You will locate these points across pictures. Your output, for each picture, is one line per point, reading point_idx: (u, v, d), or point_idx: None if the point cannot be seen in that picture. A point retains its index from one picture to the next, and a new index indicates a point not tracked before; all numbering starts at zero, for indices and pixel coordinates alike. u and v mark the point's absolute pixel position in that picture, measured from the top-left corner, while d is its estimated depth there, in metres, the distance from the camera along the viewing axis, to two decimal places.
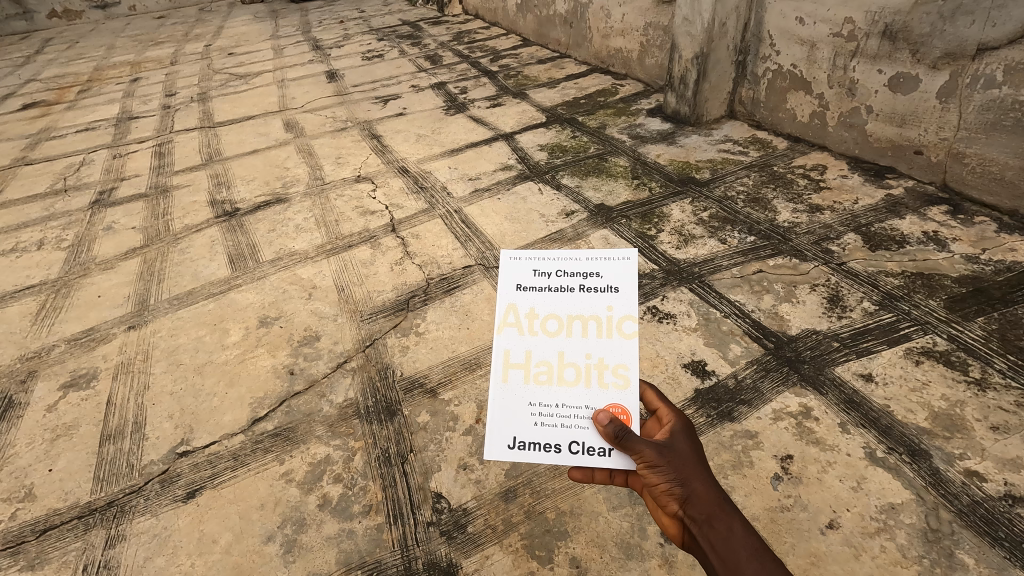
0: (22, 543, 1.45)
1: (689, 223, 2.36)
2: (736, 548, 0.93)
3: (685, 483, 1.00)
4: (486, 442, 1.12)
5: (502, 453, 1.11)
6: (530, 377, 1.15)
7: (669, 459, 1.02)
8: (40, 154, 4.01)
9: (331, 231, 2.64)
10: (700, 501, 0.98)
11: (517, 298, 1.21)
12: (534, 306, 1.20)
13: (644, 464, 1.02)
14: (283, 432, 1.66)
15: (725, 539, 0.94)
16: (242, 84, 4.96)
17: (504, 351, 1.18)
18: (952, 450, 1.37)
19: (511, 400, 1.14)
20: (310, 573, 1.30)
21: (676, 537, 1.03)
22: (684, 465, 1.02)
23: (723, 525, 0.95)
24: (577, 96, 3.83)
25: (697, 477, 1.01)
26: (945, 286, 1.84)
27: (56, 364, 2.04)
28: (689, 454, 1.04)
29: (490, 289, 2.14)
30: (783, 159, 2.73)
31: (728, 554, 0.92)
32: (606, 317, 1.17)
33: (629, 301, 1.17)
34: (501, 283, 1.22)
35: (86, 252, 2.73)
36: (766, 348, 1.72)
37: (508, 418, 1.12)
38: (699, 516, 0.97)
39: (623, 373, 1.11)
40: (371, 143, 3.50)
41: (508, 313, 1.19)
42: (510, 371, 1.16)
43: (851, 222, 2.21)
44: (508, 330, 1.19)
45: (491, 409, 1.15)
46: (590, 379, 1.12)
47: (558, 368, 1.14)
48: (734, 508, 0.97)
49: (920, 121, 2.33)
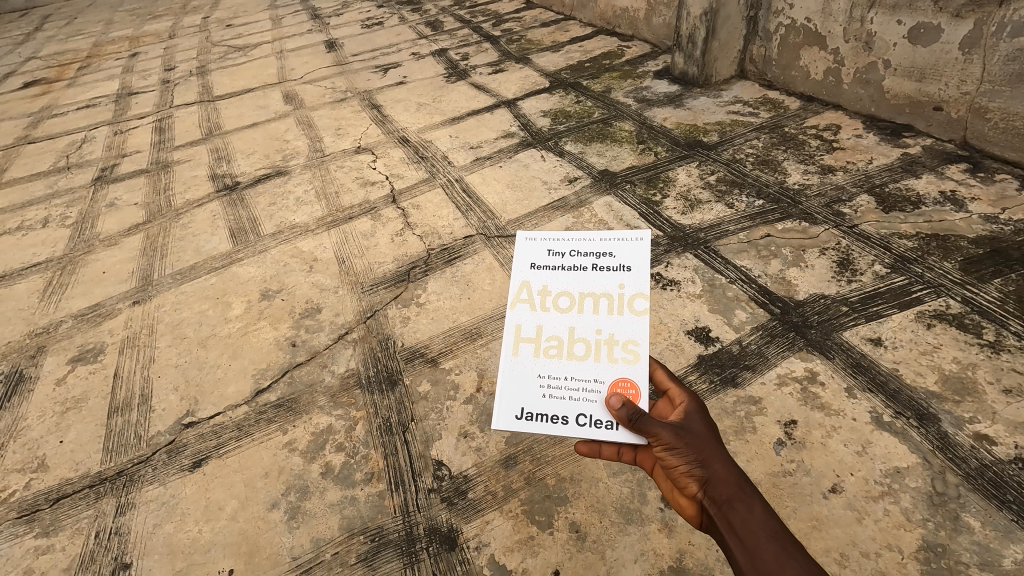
0: (37, 511, 1.48)
1: (696, 188, 2.30)
2: (757, 529, 0.87)
3: (706, 464, 0.94)
4: (494, 412, 1.12)
5: (509, 423, 1.10)
6: (540, 351, 1.16)
7: (687, 440, 0.96)
8: (42, 133, 3.99)
9: (332, 203, 2.60)
10: (720, 483, 0.93)
11: (531, 277, 1.25)
12: (547, 284, 1.23)
13: (661, 446, 0.97)
14: (285, 402, 1.67)
15: (746, 520, 0.88)
16: (241, 57, 4.87)
17: (516, 325, 1.20)
18: (962, 414, 1.34)
19: (521, 373, 1.14)
20: (314, 539, 1.32)
21: (693, 519, 0.98)
22: (702, 446, 0.96)
23: (744, 505, 0.90)
24: (582, 59, 3.70)
25: (716, 458, 0.96)
26: (961, 247, 1.78)
27: (64, 339, 2.07)
28: (706, 435, 0.98)
29: (491, 259, 2.11)
30: (795, 120, 2.63)
31: (748, 536, 0.87)
32: (618, 295, 1.18)
33: (640, 279, 1.19)
34: (516, 262, 1.27)
35: (90, 229, 2.74)
36: (772, 313, 1.68)
37: (517, 389, 1.13)
38: (719, 497, 0.92)
39: (633, 348, 1.11)
40: (371, 113, 3.43)
41: (522, 288, 1.22)
42: (522, 344, 1.18)
43: (865, 183, 2.13)
44: (522, 305, 1.22)
45: (501, 380, 1.15)
46: (599, 354, 1.12)
47: (568, 342, 1.15)
48: (755, 489, 0.91)
49: (940, 75, 2.22)
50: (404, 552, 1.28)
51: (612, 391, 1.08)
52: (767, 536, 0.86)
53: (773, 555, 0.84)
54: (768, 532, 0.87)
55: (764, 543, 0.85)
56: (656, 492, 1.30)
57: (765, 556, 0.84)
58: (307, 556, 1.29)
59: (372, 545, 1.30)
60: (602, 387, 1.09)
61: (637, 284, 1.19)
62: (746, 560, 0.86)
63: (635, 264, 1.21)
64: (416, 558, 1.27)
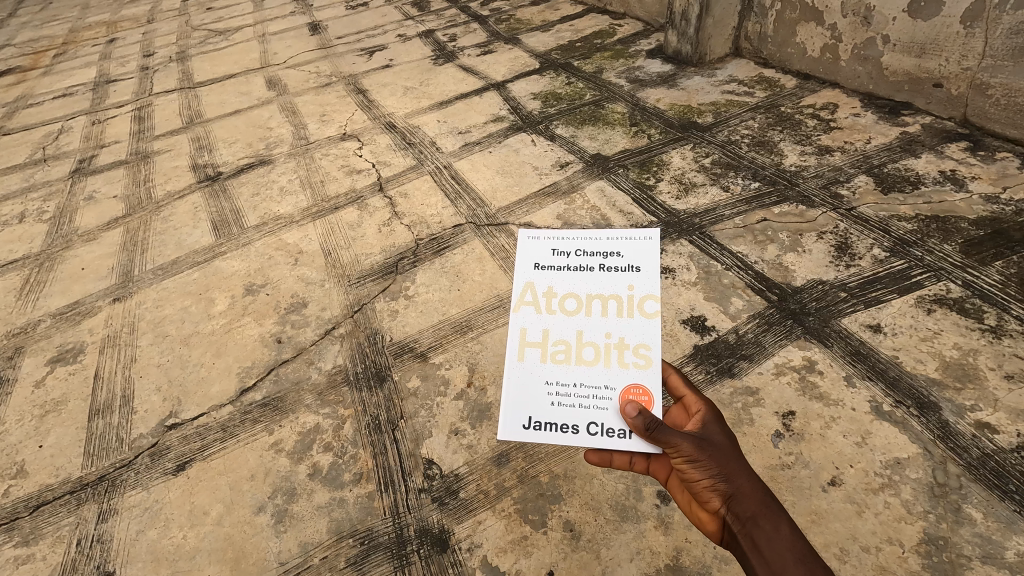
0: (17, 519, 1.44)
1: (690, 171, 2.24)
2: (784, 550, 0.86)
3: (730, 479, 0.92)
4: (501, 420, 1.08)
5: (517, 433, 1.07)
6: (547, 356, 1.12)
7: (710, 453, 0.94)
8: (17, 124, 3.86)
9: (317, 192, 2.53)
10: (745, 499, 0.91)
11: (535, 277, 1.19)
12: (552, 285, 1.18)
13: (682, 458, 0.94)
14: (271, 401, 1.62)
15: (772, 539, 0.87)
16: (222, 41, 4.72)
17: (521, 329, 1.16)
18: (963, 402, 1.31)
19: (528, 379, 1.11)
20: (302, 543, 1.29)
21: (713, 534, 0.96)
22: (725, 458, 0.94)
23: (769, 524, 0.88)
24: (573, 39, 3.59)
25: (739, 472, 0.93)
26: (962, 229, 1.73)
27: (43, 339, 2.01)
28: (727, 447, 0.96)
29: (481, 249, 2.05)
30: (791, 98, 2.56)
31: (774, 557, 0.85)
32: (627, 297, 1.15)
33: (650, 280, 1.16)
34: (519, 262, 1.21)
35: (68, 223, 2.65)
36: (770, 301, 1.64)
37: (523, 397, 1.09)
38: (743, 514, 0.90)
39: (644, 353, 1.08)
40: (357, 99, 3.33)
41: (526, 291, 1.17)
42: (527, 349, 1.14)
43: (863, 163, 2.08)
44: (526, 308, 1.17)
45: (505, 388, 1.11)
46: (609, 359, 1.09)
47: (576, 347, 1.11)
48: (780, 506, 0.90)
49: (941, 50, 2.15)
50: (395, 555, 1.25)
51: (624, 398, 1.05)
52: (794, 558, 0.85)
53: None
54: (795, 554, 0.85)
55: (791, 565, 0.84)
56: (653, 488, 1.27)
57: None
58: (295, 561, 1.26)
59: (362, 548, 1.27)
60: (613, 394, 1.06)
61: (647, 285, 1.15)
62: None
63: (644, 264, 1.17)
64: (407, 561, 1.24)
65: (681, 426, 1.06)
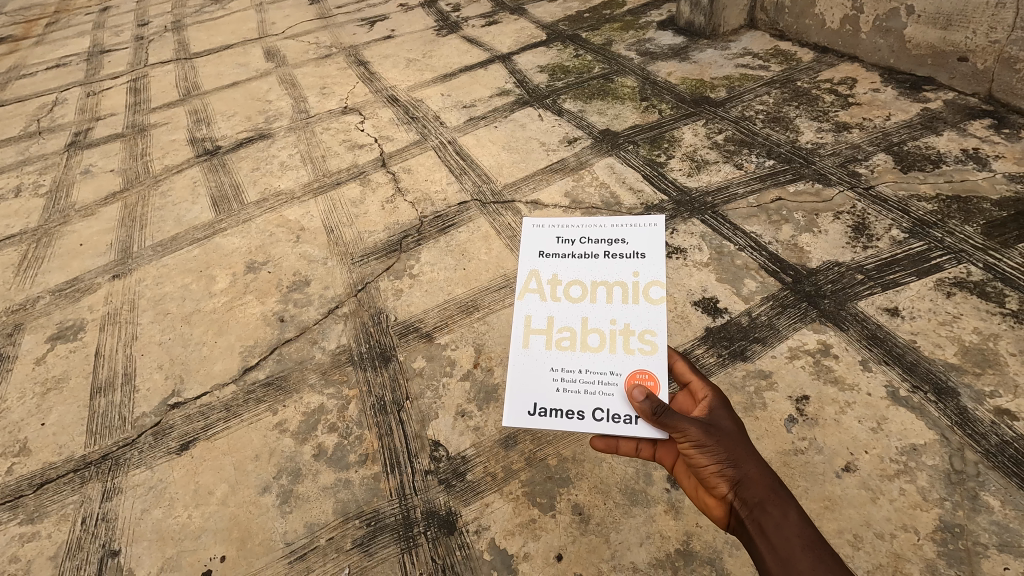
0: (21, 496, 1.43)
1: (702, 147, 2.17)
2: (792, 536, 0.83)
3: (737, 464, 0.90)
4: (506, 407, 1.07)
5: (523, 420, 1.05)
6: (552, 343, 1.11)
7: (717, 438, 0.91)
8: (11, 95, 3.77)
9: (319, 167, 2.47)
10: (752, 484, 0.88)
11: (539, 265, 1.20)
12: (557, 273, 1.18)
13: (689, 443, 0.92)
14: (275, 381, 1.60)
15: (780, 525, 0.84)
16: (218, 10, 4.57)
17: (526, 316, 1.15)
18: (982, 388, 1.28)
19: (533, 365, 1.09)
20: (308, 524, 1.28)
21: (720, 520, 0.93)
22: (732, 444, 0.92)
23: (778, 510, 0.85)
24: (581, 9, 3.47)
25: (747, 458, 0.91)
26: (984, 209, 1.68)
27: (42, 316, 1.97)
28: (734, 432, 0.94)
29: (488, 227, 2.00)
30: (808, 73, 2.47)
31: (782, 543, 0.82)
32: (632, 283, 1.14)
33: (655, 266, 1.15)
34: (524, 250, 1.21)
35: (65, 198, 2.60)
36: (784, 283, 1.60)
37: (529, 383, 1.08)
38: (751, 500, 0.87)
39: (650, 338, 1.07)
40: (358, 71, 3.23)
41: (530, 278, 1.17)
42: (532, 336, 1.12)
43: (882, 141, 2.01)
44: (530, 296, 1.16)
45: (511, 375, 1.10)
46: (614, 345, 1.08)
47: (581, 333, 1.10)
48: (789, 493, 0.87)
49: (968, 21, 2.07)
50: (402, 537, 1.24)
51: (630, 383, 1.03)
52: (802, 544, 0.82)
53: (808, 566, 0.79)
54: (803, 540, 0.82)
55: (799, 553, 0.81)
56: (663, 472, 1.25)
57: (799, 567, 0.80)
58: (301, 541, 1.25)
59: (368, 530, 1.26)
60: (618, 379, 1.04)
61: (652, 271, 1.15)
62: (778, 569, 0.82)
63: (649, 250, 1.17)
64: (414, 543, 1.23)
65: (688, 413, 1.04)
